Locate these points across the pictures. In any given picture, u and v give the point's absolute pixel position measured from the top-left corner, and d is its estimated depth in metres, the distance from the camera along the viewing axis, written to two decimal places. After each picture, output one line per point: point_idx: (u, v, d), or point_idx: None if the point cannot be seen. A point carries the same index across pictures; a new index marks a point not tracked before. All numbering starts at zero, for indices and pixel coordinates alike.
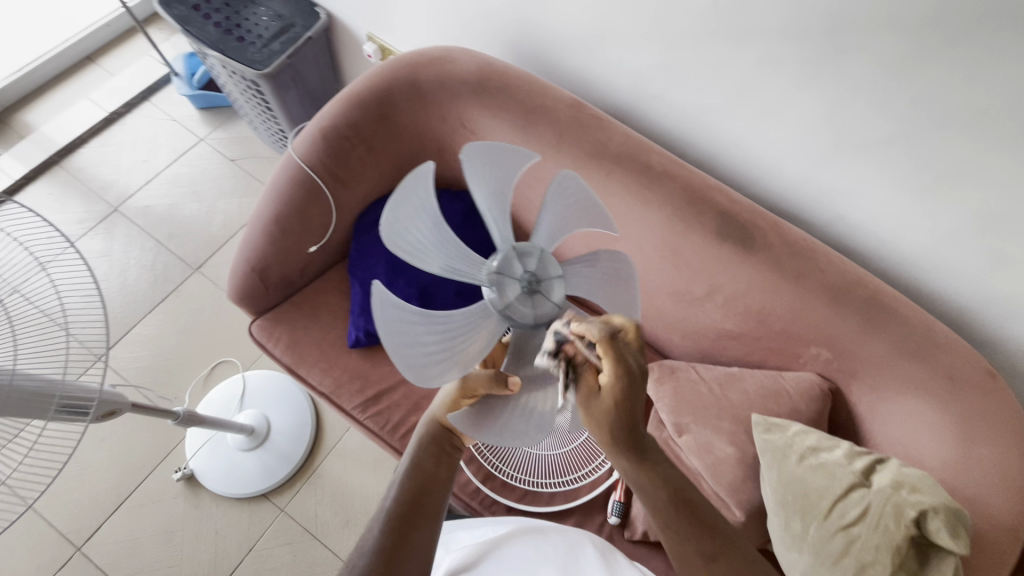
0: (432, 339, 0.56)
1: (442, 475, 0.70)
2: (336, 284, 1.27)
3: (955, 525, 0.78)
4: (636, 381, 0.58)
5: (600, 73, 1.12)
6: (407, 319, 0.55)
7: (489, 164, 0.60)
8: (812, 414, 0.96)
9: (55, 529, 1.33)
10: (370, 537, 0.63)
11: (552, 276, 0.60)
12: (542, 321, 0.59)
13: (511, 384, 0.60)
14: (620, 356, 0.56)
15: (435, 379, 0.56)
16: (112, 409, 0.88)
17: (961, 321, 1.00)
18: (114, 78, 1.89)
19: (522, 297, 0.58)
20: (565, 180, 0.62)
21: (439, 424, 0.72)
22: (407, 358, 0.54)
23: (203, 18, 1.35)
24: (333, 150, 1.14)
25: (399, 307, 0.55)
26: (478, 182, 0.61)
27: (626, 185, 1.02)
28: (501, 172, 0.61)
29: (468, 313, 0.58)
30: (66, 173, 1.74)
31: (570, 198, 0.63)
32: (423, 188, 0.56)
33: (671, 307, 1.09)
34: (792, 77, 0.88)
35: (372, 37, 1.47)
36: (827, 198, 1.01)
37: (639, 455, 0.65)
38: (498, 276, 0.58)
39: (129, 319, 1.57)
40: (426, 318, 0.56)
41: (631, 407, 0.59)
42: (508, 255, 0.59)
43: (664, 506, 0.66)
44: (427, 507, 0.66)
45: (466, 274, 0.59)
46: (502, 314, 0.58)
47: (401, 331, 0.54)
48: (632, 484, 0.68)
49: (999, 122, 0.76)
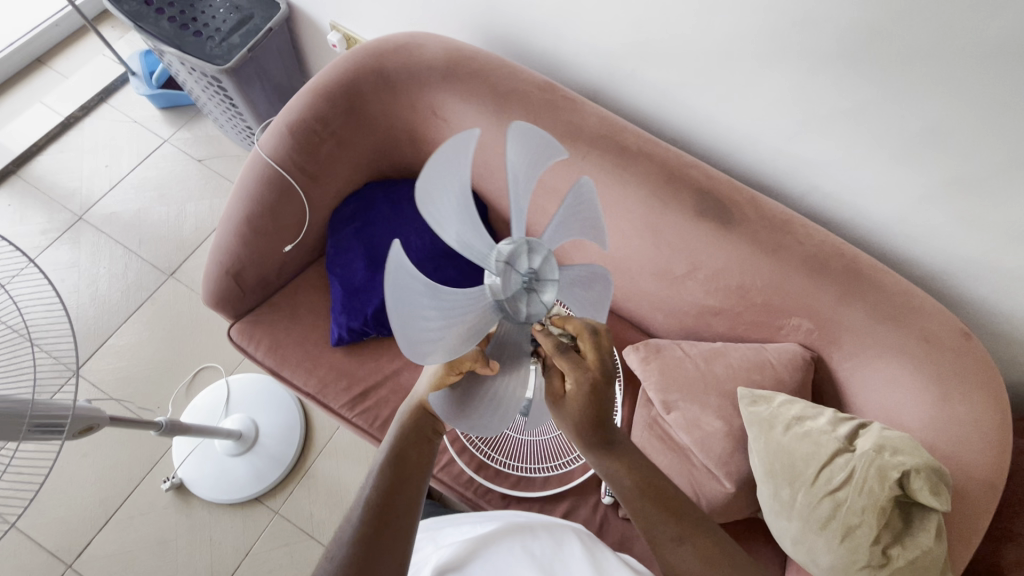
0: (432, 316, 0.53)
1: (422, 462, 0.70)
2: (315, 282, 1.25)
3: (936, 483, 0.80)
4: (598, 386, 0.63)
5: (570, 53, 1.10)
6: (416, 291, 0.51)
7: (523, 148, 0.56)
8: (796, 383, 0.98)
9: (43, 548, 1.30)
10: (348, 526, 0.62)
11: (551, 278, 0.60)
12: (530, 318, 0.61)
13: (493, 364, 0.61)
14: (579, 368, 0.62)
15: (426, 356, 0.53)
16: (89, 424, 0.85)
17: (936, 284, 1.02)
18: (67, 80, 1.81)
19: (519, 292, 0.59)
20: (586, 188, 0.60)
21: (421, 409, 0.72)
22: (406, 328, 0.50)
23: (156, 13, 1.30)
24: (303, 146, 1.11)
25: (412, 275, 0.50)
26: (512, 161, 0.57)
27: (602, 166, 1.01)
28: (530, 160, 0.58)
29: (467, 296, 0.57)
30: (24, 183, 1.67)
31: (587, 207, 0.61)
32: (463, 157, 0.51)
33: (653, 286, 1.09)
34: (761, 49, 0.88)
35: (335, 26, 1.42)
36: (800, 169, 1.02)
37: (606, 447, 0.70)
38: (505, 266, 0.57)
39: (104, 330, 1.53)
40: (432, 293, 0.53)
41: (597, 410, 0.65)
42: (516, 246, 0.58)
43: (632, 493, 0.69)
44: (407, 493, 0.66)
45: (478, 256, 0.58)
46: (496, 305, 0.59)
47: (410, 305, 0.50)
48: (604, 476, 0.71)
49: (966, 82, 0.77)
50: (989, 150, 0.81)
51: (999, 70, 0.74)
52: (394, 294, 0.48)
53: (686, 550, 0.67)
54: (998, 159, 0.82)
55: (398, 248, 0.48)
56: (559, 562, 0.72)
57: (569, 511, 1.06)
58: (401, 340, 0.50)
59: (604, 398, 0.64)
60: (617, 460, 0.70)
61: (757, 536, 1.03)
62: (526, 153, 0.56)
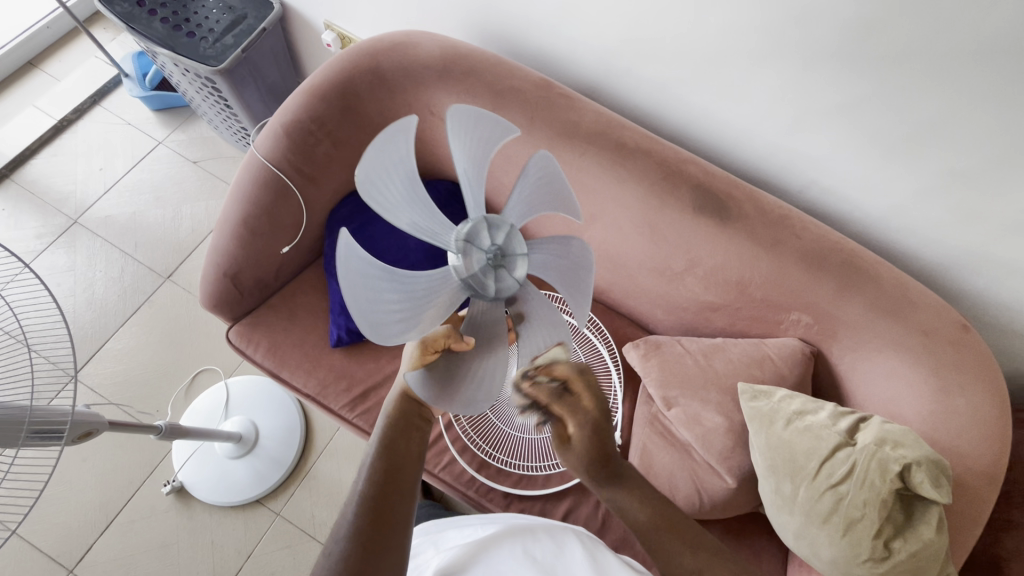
0: (395, 299, 0.54)
1: (413, 452, 0.69)
2: (313, 282, 1.24)
3: (936, 475, 0.81)
4: (597, 422, 0.67)
5: (566, 50, 1.10)
6: (371, 274, 0.52)
7: (468, 131, 0.57)
8: (796, 378, 0.98)
9: (43, 554, 1.30)
10: (344, 522, 0.61)
11: (518, 251, 0.59)
12: (504, 293, 0.59)
13: (467, 339, 0.61)
14: (574, 408, 0.65)
15: (393, 338, 0.53)
16: (88, 429, 0.85)
17: (933, 277, 1.03)
18: (60, 83, 1.80)
19: (486, 270, 0.57)
20: (540, 159, 0.59)
21: (407, 396, 0.72)
22: (365, 311, 0.51)
23: (148, 14, 1.29)
24: (299, 146, 1.10)
25: (364, 260, 0.52)
26: (459, 146, 0.57)
27: (599, 163, 1.01)
28: (481, 143, 0.58)
29: (432, 276, 0.57)
30: (18, 187, 1.66)
31: (544, 180, 0.60)
32: (404, 143, 0.52)
33: (652, 283, 1.09)
34: (758, 44, 0.88)
35: (329, 26, 1.42)
36: (798, 164, 1.01)
37: (616, 480, 0.72)
38: (466, 245, 0.57)
39: (101, 334, 1.52)
40: (391, 277, 0.54)
41: (601, 440, 0.68)
42: (477, 223, 0.57)
43: (648, 523, 0.70)
44: (400, 484, 0.65)
45: (438, 237, 0.58)
46: (464, 284, 0.57)
47: (366, 288, 0.52)
48: (615, 509, 0.72)
49: (962, 77, 0.77)
50: (984, 144, 0.82)
51: (994, 64, 0.74)
52: (349, 277, 0.50)
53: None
54: (994, 153, 0.82)
55: (347, 235, 0.50)
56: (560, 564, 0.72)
57: (571, 508, 1.06)
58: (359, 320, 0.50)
59: (605, 429, 0.68)
60: (626, 491, 0.72)
61: (758, 530, 1.03)
62: (471, 135, 0.57)
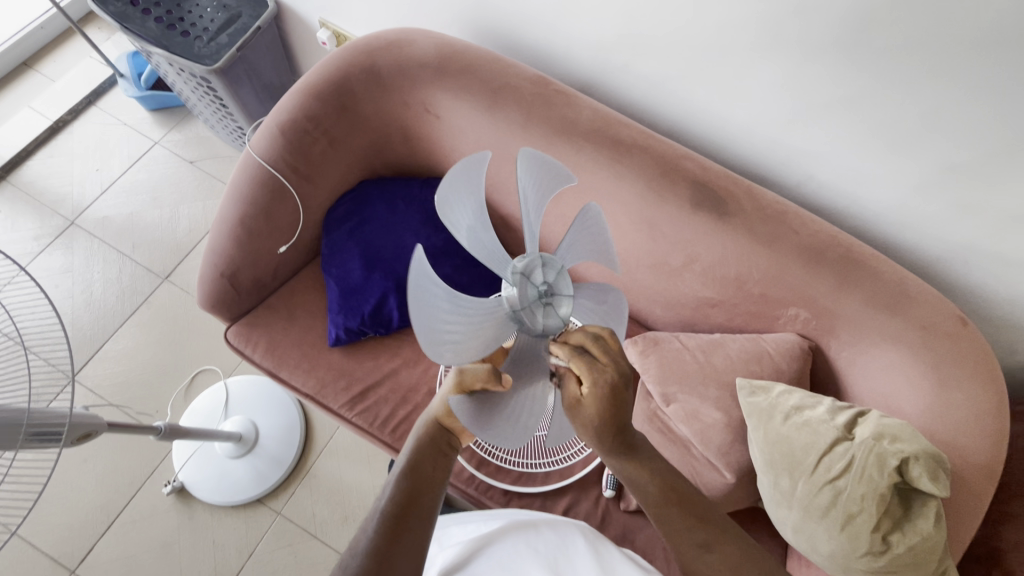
0: (470, 213, 0.58)
1: (437, 477, 0.68)
2: (311, 282, 1.24)
3: (934, 469, 0.81)
4: (616, 393, 0.58)
5: (563, 46, 1.09)
6: (475, 187, 0.57)
7: (585, 235, 0.63)
8: (794, 372, 0.98)
9: (46, 555, 1.30)
10: (365, 536, 0.62)
11: (561, 311, 0.59)
12: (522, 319, 0.58)
13: (506, 380, 0.59)
14: (595, 370, 0.57)
15: (447, 215, 0.56)
16: (87, 430, 0.85)
17: (931, 270, 1.03)
18: (55, 84, 1.79)
19: (534, 291, 0.58)
20: (612, 297, 0.65)
21: (438, 423, 0.71)
22: (456, 187, 0.56)
23: (142, 14, 1.28)
24: (295, 145, 1.10)
25: (482, 175, 0.57)
26: (578, 241, 0.63)
27: (596, 159, 1.01)
28: (588, 249, 0.63)
29: (497, 249, 0.60)
30: (15, 188, 1.66)
31: (605, 311, 0.65)
32: (554, 184, 0.61)
33: (649, 279, 1.09)
34: (753, 38, 0.87)
35: (325, 24, 1.41)
36: (795, 159, 1.01)
37: (629, 452, 0.66)
38: (540, 263, 0.59)
39: (99, 335, 1.52)
40: (479, 210, 0.58)
41: (614, 414, 0.59)
42: (558, 264, 0.61)
43: (657, 500, 0.69)
44: (419, 508, 0.64)
45: (530, 234, 0.61)
46: (511, 276, 0.58)
47: (468, 186, 0.56)
48: (624, 479, 0.69)
49: (960, 69, 0.76)
50: (981, 137, 0.82)
51: (990, 57, 0.74)
52: (465, 172, 0.56)
53: (713, 557, 0.69)
54: (992, 145, 0.82)
55: (489, 159, 0.56)
56: (563, 560, 0.73)
57: (571, 505, 1.06)
58: (440, 189, 0.55)
59: (622, 404, 0.59)
60: (637, 466, 0.67)
61: (758, 525, 1.04)
62: (583, 239, 0.63)
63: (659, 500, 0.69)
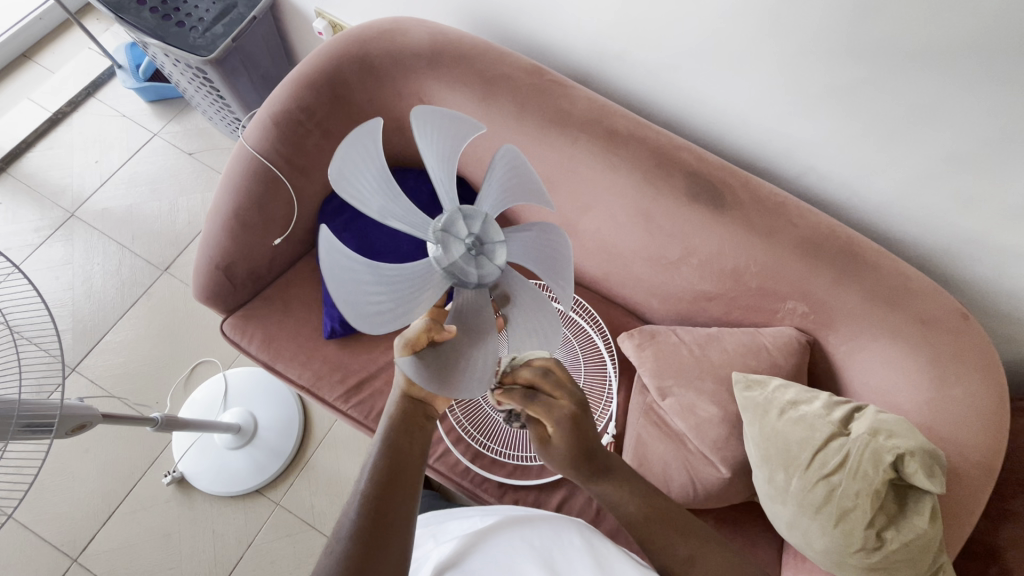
0: (372, 184, 0.56)
1: (415, 453, 0.68)
2: (306, 274, 1.24)
3: (931, 466, 0.80)
4: (574, 418, 0.68)
5: (559, 36, 1.08)
6: (373, 155, 0.54)
7: (507, 176, 0.61)
8: (792, 367, 0.97)
9: (50, 544, 1.32)
10: (347, 519, 0.61)
11: (494, 259, 0.58)
12: (455, 275, 0.57)
13: (448, 329, 0.58)
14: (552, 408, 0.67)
15: (349, 189, 0.54)
16: (81, 422, 0.85)
17: (933, 262, 1.01)
18: (55, 75, 1.79)
19: (461, 246, 0.56)
20: (550, 233, 0.61)
21: (408, 397, 0.71)
22: (349, 160, 0.53)
23: (137, 4, 1.27)
24: (288, 137, 1.09)
25: (374, 142, 0.54)
26: (499, 183, 0.61)
27: (591, 150, 0.99)
28: (513, 188, 0.61)
29: (412, 212, 0.58)
30: (15, 180, 1.66)
31: (547, 249, 0.62)
32: (461, 137, 0.59)
33: (646, 272, 1.08)
34: (752, 26, 0.85)
35: (321, 13, 1.40)
36: (794, 150, 1.00)
37: (602, 475, 0.73)
38: (460, 216, 0.57)
39: (99, 327, 1.53)
40: (383, 178, 0.56)
41: (582, 439, 0.70)
42: (482, 212, 0.58)
43: (638, 515, 0.71)
44: (400, 486, 0.64)
45: (446, 190, 0.60)
46: (433, 236, 0.56)
47: (363, 157, 0.54)
48: (604, 501, 0.73)
49: (965, 57, 0.74)
50: (985, 127, 0.80)
51: (995, 44, 0.71)
52: (357, 141, 0.52)
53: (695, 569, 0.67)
54: (994, 137, 0.80)
55: (382, 126, 0.52)
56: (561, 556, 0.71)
57: (564, 498, 1.06)
58: (334, 163, 0.52)
59: (582, 424, 0.69)
60: (614, 485, 0.73)
61: (752, 518, 1.03)
62: (507, 179, 0.61)
63: (640, 513, 0.71)
